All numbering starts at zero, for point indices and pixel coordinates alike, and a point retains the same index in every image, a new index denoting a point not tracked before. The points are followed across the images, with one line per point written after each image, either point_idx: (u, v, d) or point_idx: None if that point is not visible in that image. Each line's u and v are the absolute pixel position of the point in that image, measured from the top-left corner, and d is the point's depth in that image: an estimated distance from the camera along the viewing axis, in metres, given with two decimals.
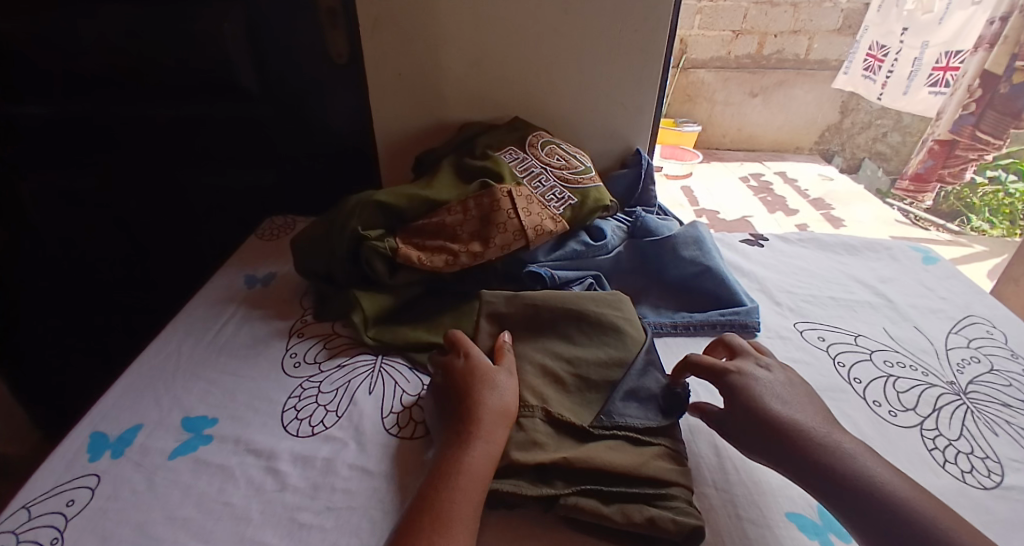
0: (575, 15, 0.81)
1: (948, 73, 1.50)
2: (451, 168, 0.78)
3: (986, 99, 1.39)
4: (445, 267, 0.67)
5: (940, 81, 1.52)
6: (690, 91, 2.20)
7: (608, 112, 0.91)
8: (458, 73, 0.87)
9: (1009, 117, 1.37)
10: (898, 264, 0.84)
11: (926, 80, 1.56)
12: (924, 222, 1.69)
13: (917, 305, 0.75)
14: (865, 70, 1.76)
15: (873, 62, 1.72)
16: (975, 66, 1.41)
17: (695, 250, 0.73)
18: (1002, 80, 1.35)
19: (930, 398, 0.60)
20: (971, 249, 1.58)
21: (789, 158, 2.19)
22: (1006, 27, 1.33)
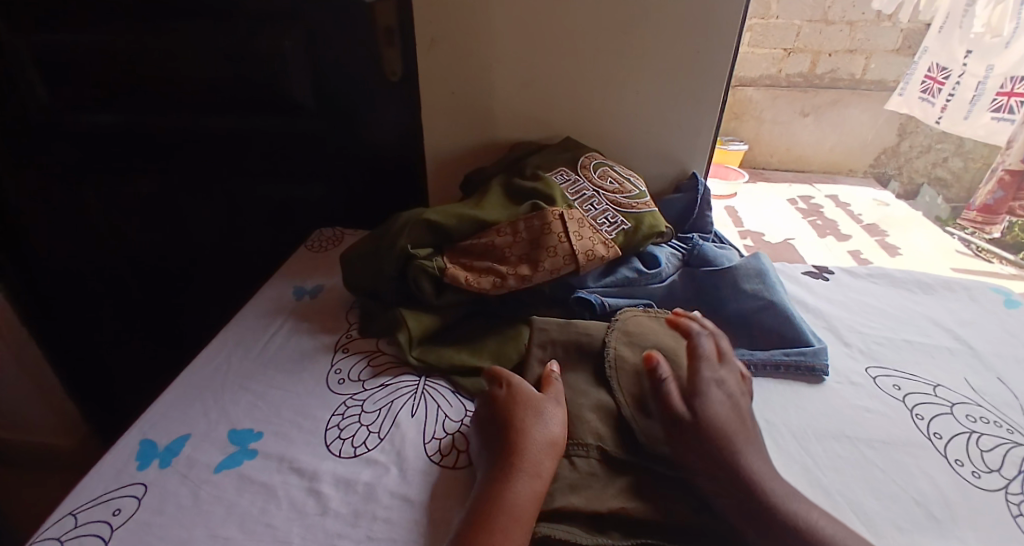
0: (634, 36, 0.79)
1: (1013, 98, 1.38)
2: (501, 188, 0.77)
3: None
4: (492, 288, 0.66)
5: (1004, 107, 1.41)
6: (736, 110, 2.11)
7: (662, 134, 0.88)
8: (510, 92, 0.87)
9: None
10: (980, 307, 0.77)
11: (989, 105, 1.45)
12: (988, 254, 1.57)
13: (1003, 354, 0.68)
14: (922, 92, 1.64)
15: (931, 84, 1.60)
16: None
17: (758, 284, 0.68)
18: None
19: (1017, 459, 0.53)
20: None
21: (842, 182, 2.10)
22: None
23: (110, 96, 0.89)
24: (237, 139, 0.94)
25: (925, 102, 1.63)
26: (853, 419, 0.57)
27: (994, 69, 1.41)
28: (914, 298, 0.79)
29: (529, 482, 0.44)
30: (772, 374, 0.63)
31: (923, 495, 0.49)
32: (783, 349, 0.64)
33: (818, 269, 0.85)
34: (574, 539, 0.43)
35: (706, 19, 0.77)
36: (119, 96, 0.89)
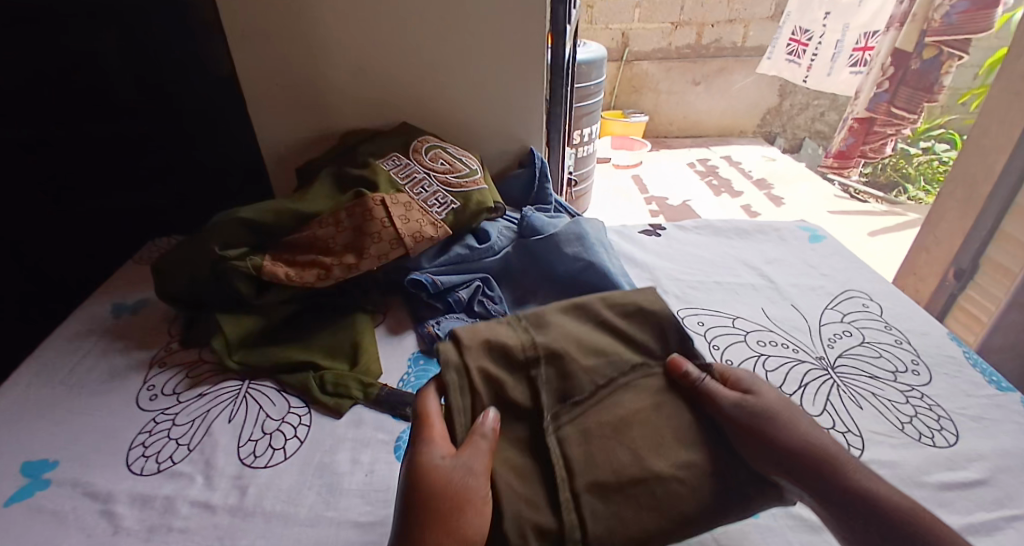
0: (454, 20, 0.80)
1: (866, 53, 1.54)
2: (330, 179, 0.76)
3: (897, 76, 1.47)
4: (317, 281, 0.66)
5: (860, 61, 1.56)
6: (634, 84, 2.28)
7: (500, 113, 0.90)
8: (344, 80, 0.84)
9: (920, 91, 1.46)
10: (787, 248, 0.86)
11: (847, 61, 1.60)
12: (864, 196, 1.90)
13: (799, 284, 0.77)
14: (788, 54, 1.82)
15: (796, 46, 1.78)
16: (887, 45, 1.45)
17: (578, 245, 0.73)
18: (912, 57, 1.42)
19: (798, 375, 0.61)
20: (903, 218, 1.77)
21: (730, 144, 2.28)
22: (913, 5, 1.34)
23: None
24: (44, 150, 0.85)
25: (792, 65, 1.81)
26: None
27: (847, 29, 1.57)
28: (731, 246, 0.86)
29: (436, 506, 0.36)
30: None
31: None
32: None
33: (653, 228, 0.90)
34: (443, 358, 0.42)
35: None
36: None
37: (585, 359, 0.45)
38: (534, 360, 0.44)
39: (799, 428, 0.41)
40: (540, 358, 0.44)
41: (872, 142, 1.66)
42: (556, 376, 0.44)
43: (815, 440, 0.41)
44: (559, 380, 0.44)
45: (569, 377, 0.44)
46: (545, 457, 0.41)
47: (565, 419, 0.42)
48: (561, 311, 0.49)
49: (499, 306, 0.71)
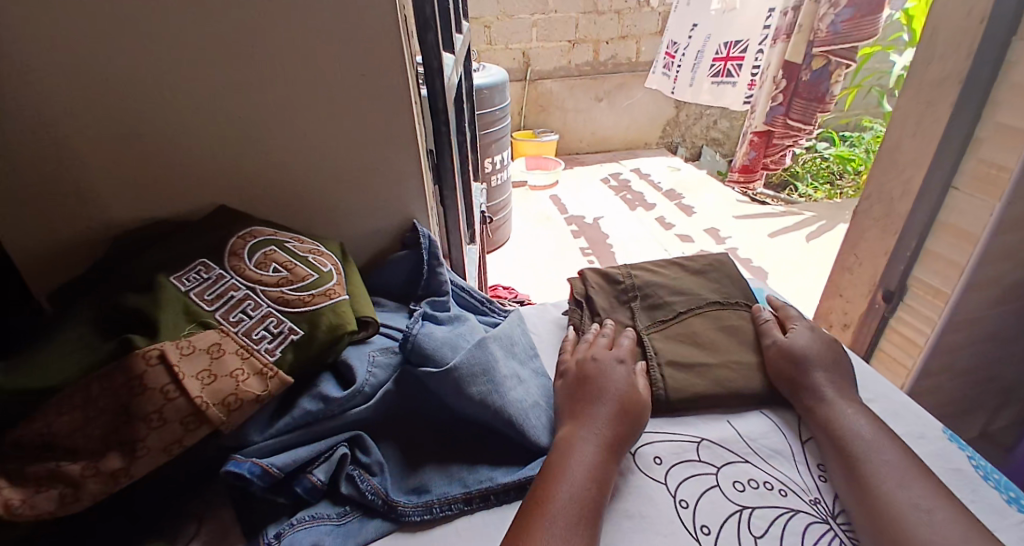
0: (262, 65, 0.56)
1: (730, 63, 1.51)
2: (93, 315, 0.48)
3: (790, 89, 1.39)
4: (61, 507, 0.39)
5: (723, 71, 1.55)
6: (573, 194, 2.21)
7: (362, 182, 0.66)
8: (119, 159, 0.58)
9: (814, 101, 1.37)
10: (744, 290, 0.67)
11: (710, 71, 1.60)
12: (763, 197, 2.37)
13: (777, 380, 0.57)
14: (664, 67, 1.91)
15: (669, 60, 1.86)
16: (775, 58, 1.37)
17: (479, 378, 0.53)
18: (802, 68, 1.34)
19: (795, 538, 0.46)
20: (801, 217, 2.17)
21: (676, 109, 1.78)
22: (799, 15, 1.28)
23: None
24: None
25: (726, 87, 1.54)
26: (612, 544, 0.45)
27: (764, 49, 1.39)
28: (690, 311, 0.62)
29: (599, 469, 0.47)
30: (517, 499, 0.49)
31: None
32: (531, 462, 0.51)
33: (583, 296, 0.69)
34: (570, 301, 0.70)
35: (349, 29, 0.55)
36: None
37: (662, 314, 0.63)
38: (628, 299, 0.67)
39: (838, 362, 0.58)
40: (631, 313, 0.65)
41: (772, 155, 1.55)
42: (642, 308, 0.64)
43: (845, 372, 0.57)
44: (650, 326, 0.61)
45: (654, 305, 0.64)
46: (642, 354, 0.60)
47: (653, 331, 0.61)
48: (652, 267, 0.71)
49: (376, 480, 0.48)
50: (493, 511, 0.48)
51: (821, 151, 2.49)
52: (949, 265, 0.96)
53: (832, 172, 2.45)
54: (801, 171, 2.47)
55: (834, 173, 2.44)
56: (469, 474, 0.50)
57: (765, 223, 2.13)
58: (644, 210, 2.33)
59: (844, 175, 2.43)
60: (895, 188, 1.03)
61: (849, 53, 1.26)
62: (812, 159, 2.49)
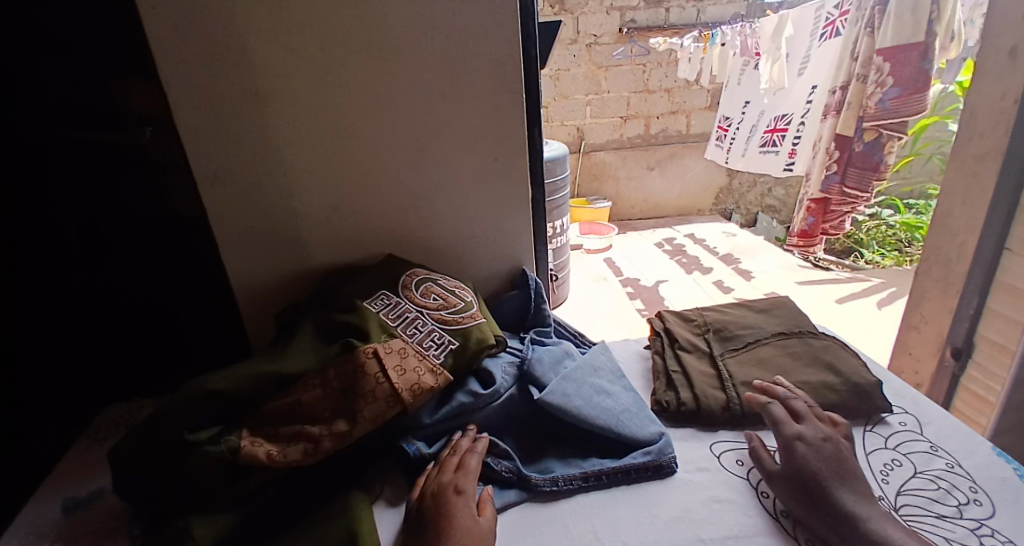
0: (432, 153, 0.77)
1: (777, 134, 1.75)
2: (314, 328, 0.68)
3: (845, 158, 1.49)
4: (304, 458, 0.57)
5: (770, 141, 1.79)
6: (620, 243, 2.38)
7: (491, 240, 0.85)
8: (321, 220, 0.78)
9: (869, 170, 1.44)
10: (806, 320, 0.78)
11: (761, 141, 1.84)
12: (828, 263, 2.45)
13: (843, 406, 0.66)
14: (717, 140, 2.16)
15: (724, 133, 2.11)
16: (827, 131, 1.52)
17: (585, 393, 0.67)
18: (855, 140, 1.44)
19: None
20: (867, 284, 2.20)
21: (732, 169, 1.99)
22: (847, 95, 1.45)
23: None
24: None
25: (769, 155, 1.80)
26: (707, 519, 0.55)
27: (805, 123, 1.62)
28: (758, 342, 0.75)
29: None
30: (623, 483, 0.61)
31: None
32: (630, 453, 0.63)
33: (665, 328, 0.82)
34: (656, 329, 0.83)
35: (494, 128, 0.77)
36: None
37: (735, 343, 0.75)
38: (705, 328, 0.80)
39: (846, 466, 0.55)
40: (707, 340, 0.77)
41: (830, 221, 1.60)
42: (716, 337, 0.77)
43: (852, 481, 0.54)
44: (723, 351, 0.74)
45: (726, 337, 0.77)
46: (719, 373, 0.71)
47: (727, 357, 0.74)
48: (727, 307, 0.84)
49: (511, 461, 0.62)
50: (605, 492, 0.60)
51: (885, 219, 2.56)
52: (1011, 323, 1.03)
53: (899, 239, 2.51)
54: (866, 239, 2.54)
55: (901, 241, 2.50)
56: (583, 461, 0.63)
57: (829, 288, 2.17)
58: (700, 274, 2.42)
59: (912, 243, 2.49)
60: (951, 250, 1.12)
61: (900, 127, 1.34)
62: (876, 226, 2.57)
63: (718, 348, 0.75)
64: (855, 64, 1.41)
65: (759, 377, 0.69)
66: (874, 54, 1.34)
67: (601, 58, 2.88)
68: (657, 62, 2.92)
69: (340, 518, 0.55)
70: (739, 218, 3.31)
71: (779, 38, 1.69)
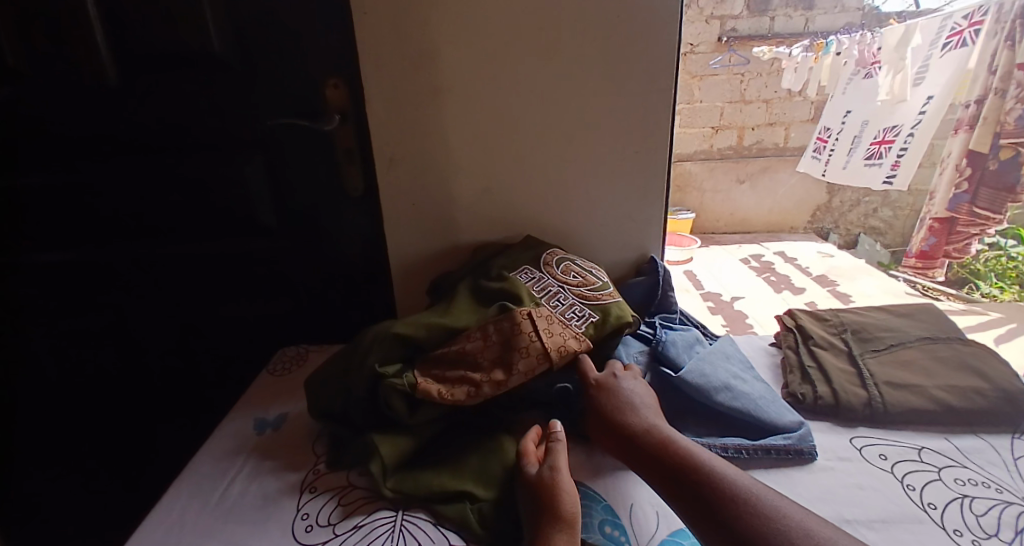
0: (576, 143, 0.84)
1: (883, 146, 1.58)
2: (468, 293, 0.76)
3: (976, 176, 1.41)
4: (467, 399, 0.62)
5: (875, 153, 1.61)
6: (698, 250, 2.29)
7: (621, 228, 0.91)
8: (470, 200, 0.89)
9: (1004, 191, 1.38)
10: (953, 326, 0.76)
11: (864, 153, 1.66)
12: (936, 293, 2.25)
13: (995, 414, 0.64)
14: (814, 152, 1.92)
15: (820, 145, 1.89)
16: (959, 146, 1.44)
17: (721, 376, 0.69)
18: (989, 157, 1.37)
19: (1011, 518, 0.53)
20: (992, 318, 1.99)
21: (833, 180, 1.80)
22: (983, 109, 1.36)
23: (59, 240, 0.91)
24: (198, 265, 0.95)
25: (871, 167, 1.62)
26: (850, 503, 0.56)
27: (917, 132, 1.49)
28: (898, 345, 0.74)
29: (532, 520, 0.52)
30: (762, 461, 0.63)
31: None
32: (769, 438, 0.64)
33: (794, 325, 0.83)
34: (786, 324, 0.84)
35: (639, 123, 0.83)
36: (55, 236, 0.91)
37: (873, 345, 0.75)
38: (839, 328, 0.80)
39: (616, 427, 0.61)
40: (842, 339, 0.77)
41: (955, 243, 1.53)
42: (852, 337, 0.77)
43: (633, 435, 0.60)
44: (861, 351, 0.74)
45: (863, 337, 0.77)
46: (857, 370, 0.72)
47: (866, 356, 0.73)
48: (865, 310, 0.83)
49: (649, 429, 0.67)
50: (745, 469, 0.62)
51: (1008, 248, 2.26)
52: None
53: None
54: (982, 270, 2.29)
55: None
56: (716, 437, 0.66)
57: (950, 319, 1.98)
58: (792, 293, 2.27)
59: None
60: None
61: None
62: (996, 257, 2.29)
63: (855, 348, 0.75)
64: (992, 77, 1.33)
65: (904, 378, 0.69)
66: (1015, 69, 1.27)
67: (696, 66, 2.84)
68: (756, 72, 2.83)
69: (497, 458, 0.60)
70: (838, 238, 3.10)
71: (903, 48, 1.53)
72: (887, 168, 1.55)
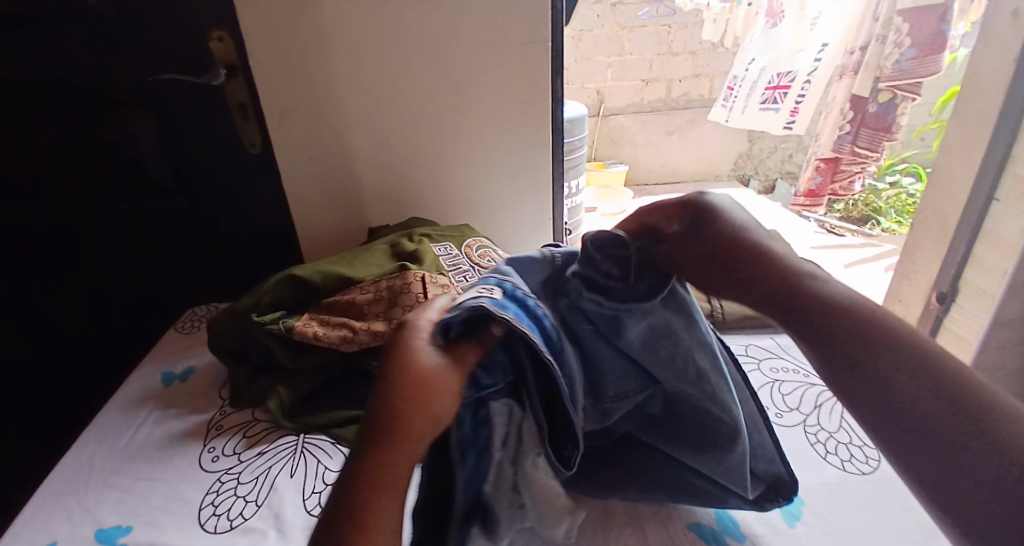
0: (465, 95, 0.89)
1: (779, 90, 1.49)
2: (385, 247, 0.80)
3: (858, 118, 1.34)
4: (342, 343, 0.65)
5: (771, 98, 1.52)
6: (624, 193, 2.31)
7: (518, 175, 0.98)
8: (367, 153, 0.92)
9: (882, 132, 1.33)
10: None
11: (759, 99, 1.56)
12: (839, 230, 2.33)
13: None
14: (721, 99, 1.78)
15: (728, 91, 1.73)
16: (842, 92, 1.35)
17: None
18: (869, 101, 1.30)
19: (812, 397, 0.68)
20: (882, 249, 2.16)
21: (733, 125, 1.66)
22: (866, 54, 1.27)
23: None
24: (98, 229, 0.95)
25: (768, 113, 1.52)
26: None
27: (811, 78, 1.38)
28: None
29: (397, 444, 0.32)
30: None
31: None
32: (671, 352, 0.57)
33: None
34: None
35: (522, 74, 0.88)
36: None
37: None
38: None
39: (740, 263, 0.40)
40: None
41: (840, 181, 1.47)
42: None
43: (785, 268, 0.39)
44: None
45: None
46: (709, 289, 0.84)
47: None
48: None
49: None
50: None
51: (906, 186, 2.45)
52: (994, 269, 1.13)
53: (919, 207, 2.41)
54: (883, 207, 2.45)
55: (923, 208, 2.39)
56: None
57: (845, 253, 2.12)
58: None
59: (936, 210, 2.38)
60: (946, 204, 1.20)
61: (915, 88, 1.21)
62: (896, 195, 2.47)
63: None
64: (875, 24, 1.24)
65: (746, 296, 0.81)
66: (894, 15, 1.19)
67: (625, 17, 2.86)
68: (682, 23, 2.90)
69: None
70: (758, 185, 3.32)
71: None
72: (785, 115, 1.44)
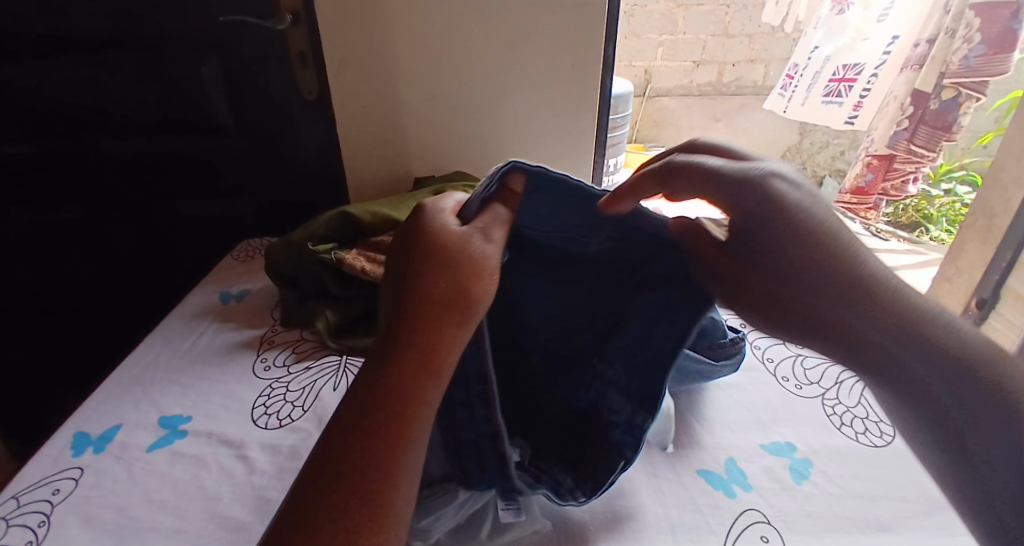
0: (516, 57, 0.91)
1: (842, 84, 1.41)
2: (431, 196, 0.85)
3: (917, 114, 1.37)
4: None
5: (833, 91, 1.44)
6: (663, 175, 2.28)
7: (560, 138, 0.99)
8: (417, 106, 0.96)
9: (941, 130, 1.34)
10: None
11: (822, 90, 1.47)
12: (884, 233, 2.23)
13: None
14: (779, 88, 1.71)
15: (786, 80, 1.67)
16: (903, 86, 1.36)
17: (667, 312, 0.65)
18: (931, 97, 1.32)
19: (833, 373, 0.67)
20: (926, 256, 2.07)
21: (790, 116, 1.58)
22: (933, 48, 1.28)
23: (32, 133, 0.98)
24: (164, 162, 1.02)
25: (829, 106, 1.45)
26: None
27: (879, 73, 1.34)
28: None
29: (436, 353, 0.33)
30: None
31: (753, 404, 0.62)
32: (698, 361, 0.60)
33: None
34: None
35: (573, 39, 0.89)
36: (25, 127, 0.97)
37: None
38: None
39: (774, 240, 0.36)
40: None
41: (892, 179, 1.50)
42: None
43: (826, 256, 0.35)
44: None
45: None
46: None
47: None
48: None
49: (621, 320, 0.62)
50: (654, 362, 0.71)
51: (962, 195, 2.31)
52: None
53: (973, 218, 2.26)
54: (934, 215, 2.30)
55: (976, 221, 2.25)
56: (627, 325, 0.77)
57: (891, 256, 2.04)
58: None
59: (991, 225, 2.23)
60: (1000, 205, 1.15)
61: (981, 87, 1.24)
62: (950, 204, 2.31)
63: None
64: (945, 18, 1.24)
65: None
66: (967, 9, 1.19)
67: None
68: (742, 4, 2.77)
69: None
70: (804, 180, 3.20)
71: None
72: (848, 109, 1.39)
